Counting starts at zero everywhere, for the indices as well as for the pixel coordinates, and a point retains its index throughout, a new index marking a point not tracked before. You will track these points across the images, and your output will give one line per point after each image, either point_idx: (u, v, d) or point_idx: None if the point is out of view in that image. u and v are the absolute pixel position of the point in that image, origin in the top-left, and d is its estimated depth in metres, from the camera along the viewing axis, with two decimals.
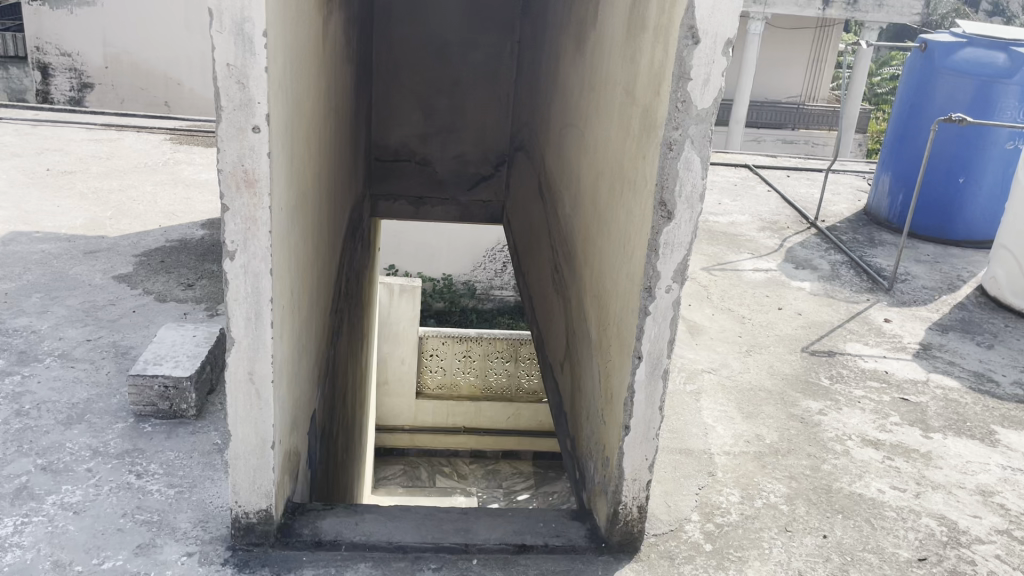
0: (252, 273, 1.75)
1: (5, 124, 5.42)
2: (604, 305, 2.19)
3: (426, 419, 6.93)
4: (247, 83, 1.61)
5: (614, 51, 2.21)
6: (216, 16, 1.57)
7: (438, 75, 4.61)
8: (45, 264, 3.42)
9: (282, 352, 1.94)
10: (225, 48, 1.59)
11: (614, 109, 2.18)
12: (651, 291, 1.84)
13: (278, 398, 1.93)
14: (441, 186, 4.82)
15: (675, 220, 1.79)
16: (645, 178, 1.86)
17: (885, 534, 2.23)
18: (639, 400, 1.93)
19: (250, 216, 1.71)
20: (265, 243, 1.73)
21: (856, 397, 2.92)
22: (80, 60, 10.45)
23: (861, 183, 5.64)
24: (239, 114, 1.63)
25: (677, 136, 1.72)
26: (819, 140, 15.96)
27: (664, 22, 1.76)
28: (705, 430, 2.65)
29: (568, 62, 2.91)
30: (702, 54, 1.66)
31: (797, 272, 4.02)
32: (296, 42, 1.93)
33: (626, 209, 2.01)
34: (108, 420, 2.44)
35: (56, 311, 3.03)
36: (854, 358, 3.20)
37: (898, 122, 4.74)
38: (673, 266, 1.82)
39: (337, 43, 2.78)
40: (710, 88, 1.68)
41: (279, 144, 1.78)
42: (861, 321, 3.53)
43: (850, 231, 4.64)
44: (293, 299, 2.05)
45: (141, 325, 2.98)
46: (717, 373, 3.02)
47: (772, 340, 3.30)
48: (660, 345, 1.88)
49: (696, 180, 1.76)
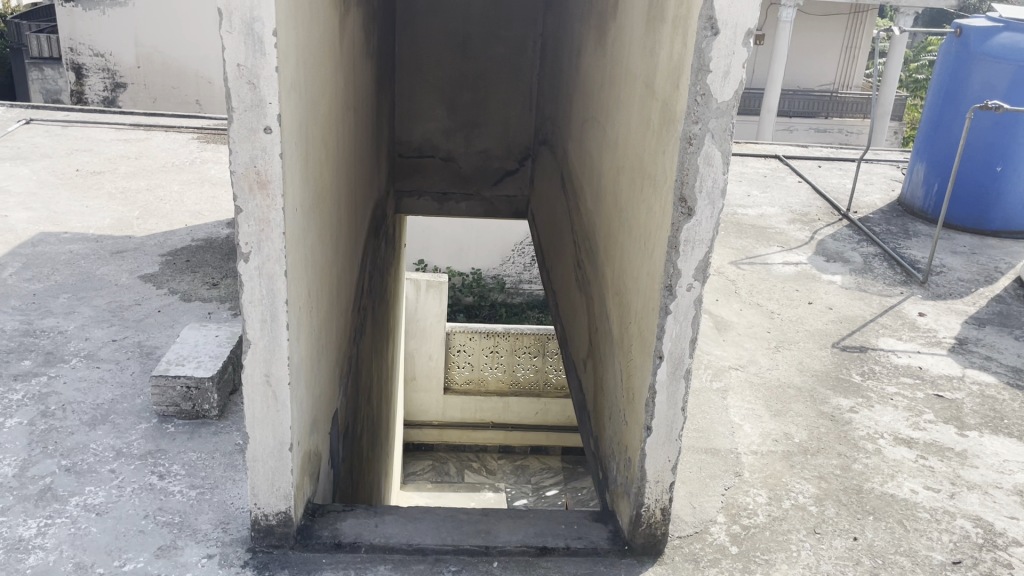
0: (267, 275, 1.74)
1: (37, 125, 5.49)
2: (626, 303, 2.15)
3: (454, 415, 6.89)
4: (258, 83, 1.60)
5: (634, 45, 2.17)
6: (225, 16, 1.55)
7: (461, 70, 4.58)
8: (73, 264, 3.45)
9: (299, 352, 1.92)
10: (236, 49, 1.57)
11: (635, 103, 2.13)
12: (672, 289, 1.80)
13: (296, 399, 1.92)
14: (466, 182, 4.80)
15: (695, 216, 1.74)
16: (665, 174, 1.81)
17: (918, 536, 2.17)
18: (662, 400, 1.88)
19: (263, 218, 1.69)
20: (280, 244, 1.72)
21: (889, 394, 2.84)
22: (113, 59, 10.63)
23: (895, 173, 5.50)
24: (250, 114, 1.62)
25: (697, 131, 1.67)
26: (853, 128, 15.70)
27: (682, 15, 1.71)
28: (732, 428, 2.59)
29: (589, 58, 2.86)
30: (723, 44, 1.61)
31: (828, 265, 3.93)
32: (310, 41, 1.92)
33: (647, 206, 1.96)
34: (132, 420, 2.45)
35: (83, 312, 3.05)
36: (886, 354, 3.12)
37: (932, 110, 4.62)
38: (695, 264, 1.77)
39: (354, 41, 2.75)
40: (731, 81, 1.64)
41: (293, 146, 1.76)
42: (894, 315, 3.44)
43: (883, 222, 4.53)
44: (310, 300, 2.04)
45: (166, 325, 3.00)
46: (745, 369, 2.95)
47: (802, 336, 3.23)
48: (682, 344, 1.84)
49: (717, 175, 1.71)
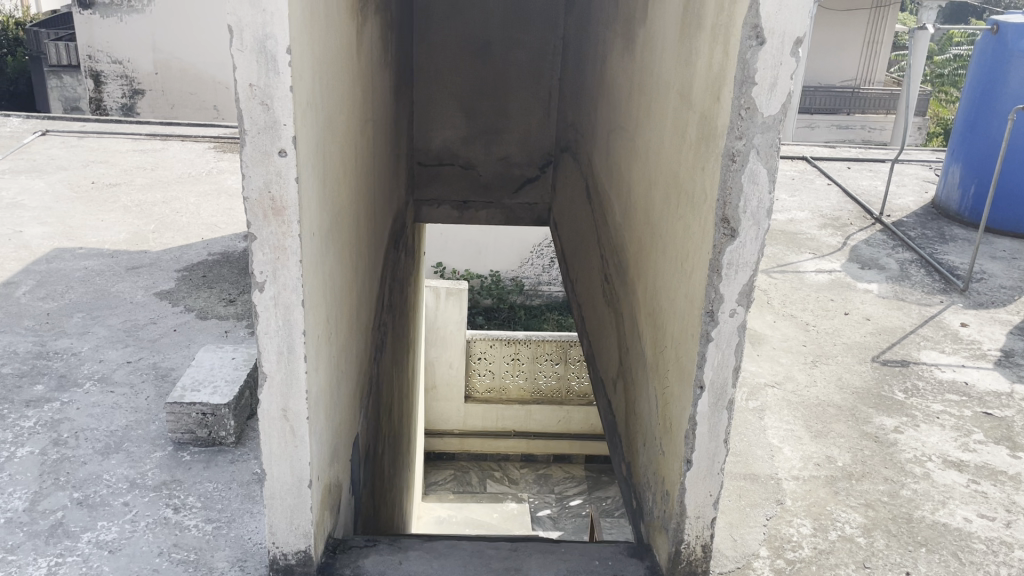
0: (283, 305, 1.64)
1: (53, 136, 5.45)
2: (660, 324, 2.04)
3: (476, 424, 6.78)
4: (271, 104, 1.50)
5: (666, 53, 2.05)
6: (236, 34, 1.46)
7: (480, 75, 4.47)
8: (88, 282, 3.38)
9: (319, 383, 1.83)
10: (247, 68, 1.48)
11: (668, 114, 2.01)
12: (714, 315, 1.68)
13: (316, 433, 1.82)
14: (486, 189, 4.70)
15: (740, 237, 1.62)
16: (704, 192, 1.70)
17: (975, 570, 2.04)
18: (702, 433, 1.77)
19: (279, 245, 1.60)
20: (296, 272, 1.62)
21: (935, 412, 2.71)
22: (131, 67, 10.63)
23: (928, 173, 5.34)
24: (264, 137, 1.52)
25: (741, 147, 1.55)
26: (876, 125, 15.44)
27: (723, 21, 1.60)
28: (771, 451, 2.47)
29: (615, 65, 2.75)
30: (769, 54, 1.49)
31: (864, 272, 3.79)
32: (326, 56, 1.82)
33: (683, 225, 1.85)
34: (147, 448, 2.37)
35: (97, 332, 2.98)
36: (929, 368, 2.98)
37: (968, 108, 4.46)
38: (739, 288, 1.66)
39: (372, 50, 2.65)
40: (778, 93, 1.52)
41: (310, 167, 1.66)
42: (935, 325, 3.30)
43: (918, 226, 4.37)
44: (329, 326, 1.94)
45: (183, 345, 2.91)
46: (782, 387, 2.82)
47: (839, 349, 3.10)
48: (725, 374, 1.73)
49: (762, 195, 1.60)
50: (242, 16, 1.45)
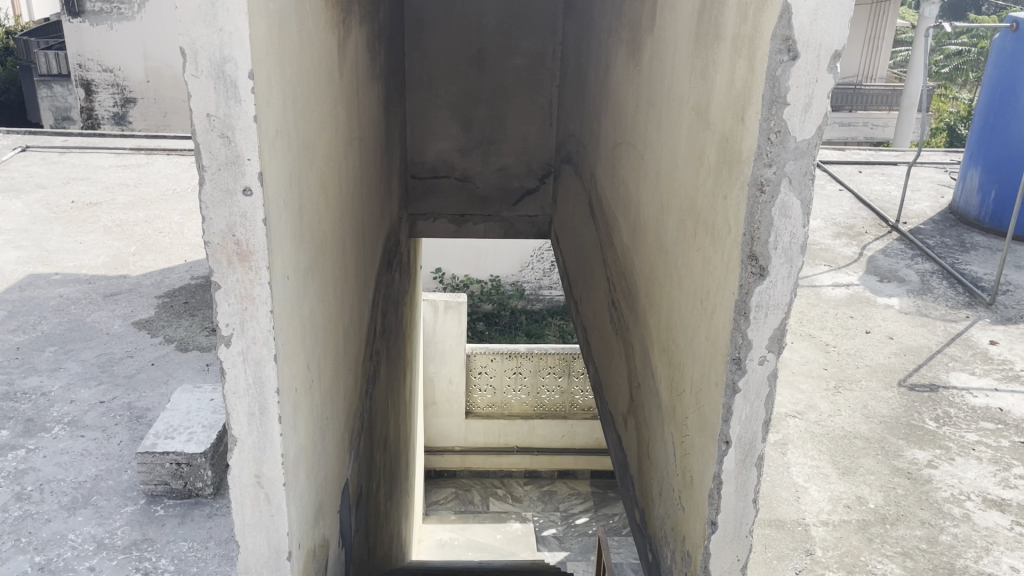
0: (253, 361, 1.44)
1: (33, 152, 5.26)
2: (677, 365, 1.84)
3: (477, 440, 6.58)
4: (233, 136, 1.31)
5: (678, 66, 1.86)
6: (190, 57, 1.27)
7: (476, 84, 4.27)
8: (63, 311, 3.20)
9: (297, 441, 1.63)
10: (204, 95, 1.29)
11: (682, 134, 1.82)
12: (741, 363, 1.48)
13: (295, 496, 1.63)
14: (483, 202, 4.51)
15: (769, 277, 1.42)
16: (727, 224, 1.50)
17: None
18: (729, 492, 1.57)
19: (246, 294, 1.40)
20: (267, 324, 1.43)
21: (970, 443, 2.52)
22: (122, 75, 10.44)
23: (942, 177, 5.14)
24: (226, 173, 1.33)
25: (771, 175, 1.35)
26: (879, 122, 15.18)
27: (746, 33, 1.41)
28: (797, 493, 2.27)
29: (619, 76, 2.56)
30: (803, 69, 1.29)
31: (882, 285, 3.60)
32: (300, 76, 1.63)
33: (702, 257, 1.66)
34: (117, 502, 2.18)
35: (70, 369, 2.79)
36: (960, 393, 2.78)
37: (987, 108, 4.27)
38: (769, 333, 1.47)
39: (357, 62, 2.45)
40: (812, 114, 1.33)
41: (281, 204, 1.47)
42: (962, 344, 3.10)
43: (937, 234, 4.18)
44: (309, 374, 1.75)
45: (160, 382, 2.72)
46: (804, 417, 2.63)
47: (863, 372, 2.90)
48: (753, 428, 1.53)
49: (795, 229, 1.41)
50: (196, 37, 1.26)
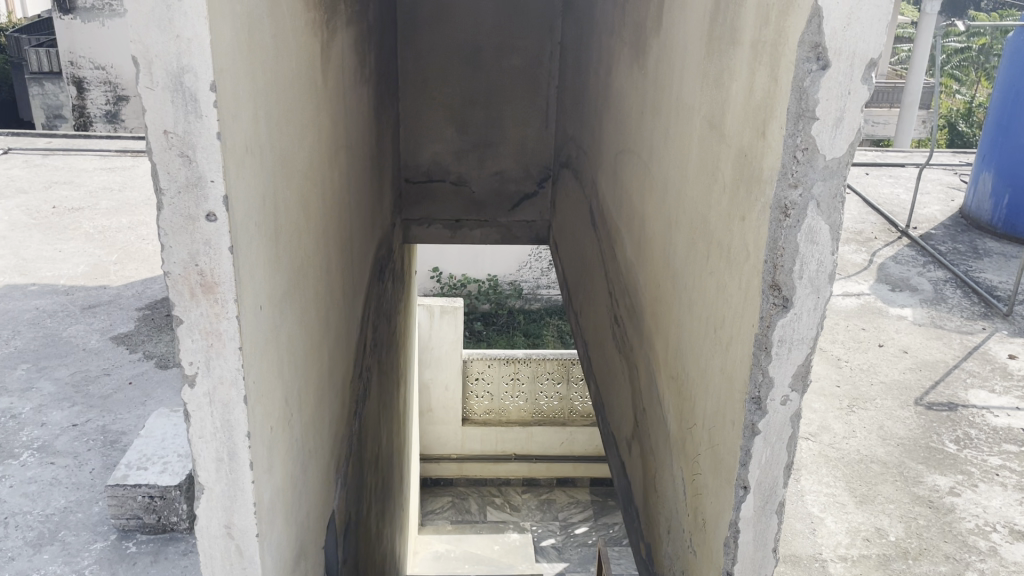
0: (220, 403, 1.30)
1: (16, 155, 5.10)
2: (687, 395, 1.70)
3: (474, 447, 6.44)
4: (194, 155, 1.16)
5: (687, 72, 1.71)
6: (144, 68, 1.13)
7: (471, 84, 4.12)
8: (38, 324, 3.05)
9: (273, 485, 1.49)
10: (160, 110, 1.15)
11: (692, 146, 1.68)
12: (761, 403, 1.34)
13: (271, 545, 1.48)
14: (480, 207, 4.36)
15: (794, 309, 1.28)
16: (745, 248, 1.36)
17: None
18: (746, 541, 1.43)
19: (211, 329, 1.26)
20: (235, 362, 1.28)
21: (993, 468, 2.38)
22: (114, 72, 10.27)
23: (951, 179, 5.01)
24: (187, 197, 1.19)
25: (797, 197, 1.21)
26: (880, 118, 15.04)
27: (767, 37, 1.26)
28: (812, 524, 2.14)
29: (622, 80, 2.42)
30: (835, 80, 1.15)
31: (894, 294, 3.46)
32: (274, 84, 1.48)
33: (715, 282, 1.52)
34: (86, 539, 2.04)
35: (42, 389, 2.64)
36: (981, 413, 2.64)
37: (1000, 110, 4.14)
38: (792, 371, 1.32)
39: (343, 66, 2.30)
40: (844, 130, 1.19)
41: (251, 228, 1.32)
42: (980, 358, 2.97)
43: (948, 239, 4.04)
44: (287, 408, 1.60)
45: (137, 403, 2.57)
46: (817, 440, 2.49)
47: (877, 390, 2.76)
48: (774, 472, 1.39)
49: (823, 256, 1.27)
50: (151, 44, 1.12)
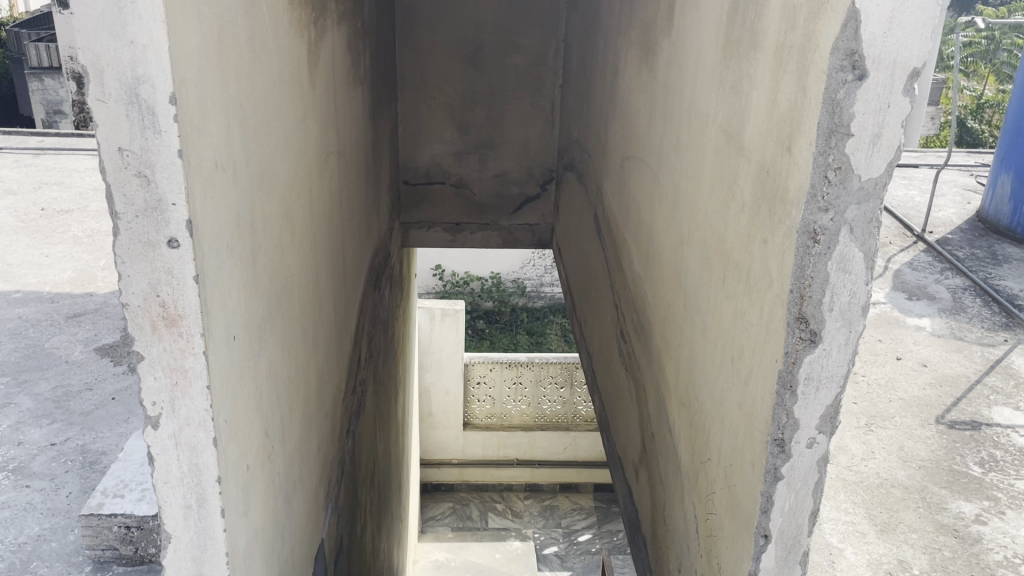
0: (186, 446, 1.18)
1: (7, 155, 4.98)
2: (700, 426, 1.57)
3: (475, 452, 6.31)
4: (153, 175, 1.04)
5: (702, 77, 1.58)
6: (94, 77, 1.00)
7: (473, 83, 3.98)
8: (19, 335, 2.93)
9: (251, 527, 1.37)
10: (114, 125, 1.03)
11: (706, 157, 1.55)
12: (785, 446, 1.21)
13: None
14: (481, 210, 4.23)
15: (822, 345, 1.15)
16: (767, 274, 1.23)
17: None
18: None
19: (175, 367, 1.13)
20: (203, 402, 1.16)
21: (1021, 494, 2.25)
22: None
23: (967, 181, 4.87)
24: (146, 221, 1.06)
25: (829, 222, 1.08)
26: None
27: (795, 41, 1.13)
28: (831, 557, 2.01)
29: (629, 82, 2.29)
30: (872, 91, 1.02)
31: (911, 303, 3.33)
32: (251, 91, 1.35)
33: (733, 307, 1.39)
34: (59, 570, 1.92)
35: (21, 404, 2.52)
36: (1005, 433, 2.51)
37: (1019, 111, 4.00)
38: (819, 412, 1.20)
39: (333, 67, 2.17)
40: (882, 147, 1.06)
41: (221, 252, 1.20)
42: (1003, 372, 2.84)
43: (965, 245, 3.91)
44: (267, 441, 1.48)
45: (119, 420, 2.45)
46: (834, 462, 2.36)
47: (896, 407, 2.63)
48: (797, 520, 1.27)
49: (856, 286, 1.14)
50: (101, 51, 0.99)
